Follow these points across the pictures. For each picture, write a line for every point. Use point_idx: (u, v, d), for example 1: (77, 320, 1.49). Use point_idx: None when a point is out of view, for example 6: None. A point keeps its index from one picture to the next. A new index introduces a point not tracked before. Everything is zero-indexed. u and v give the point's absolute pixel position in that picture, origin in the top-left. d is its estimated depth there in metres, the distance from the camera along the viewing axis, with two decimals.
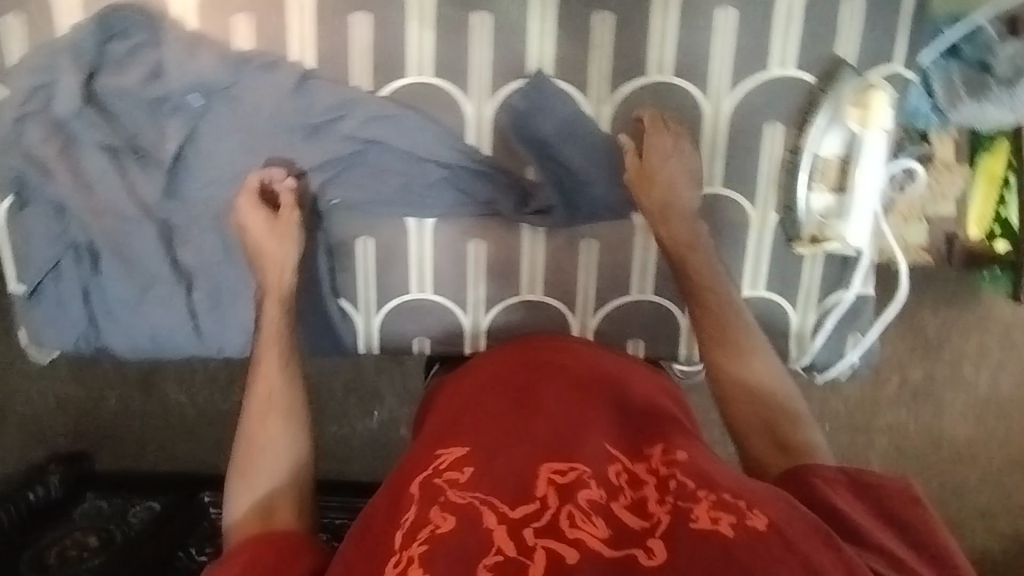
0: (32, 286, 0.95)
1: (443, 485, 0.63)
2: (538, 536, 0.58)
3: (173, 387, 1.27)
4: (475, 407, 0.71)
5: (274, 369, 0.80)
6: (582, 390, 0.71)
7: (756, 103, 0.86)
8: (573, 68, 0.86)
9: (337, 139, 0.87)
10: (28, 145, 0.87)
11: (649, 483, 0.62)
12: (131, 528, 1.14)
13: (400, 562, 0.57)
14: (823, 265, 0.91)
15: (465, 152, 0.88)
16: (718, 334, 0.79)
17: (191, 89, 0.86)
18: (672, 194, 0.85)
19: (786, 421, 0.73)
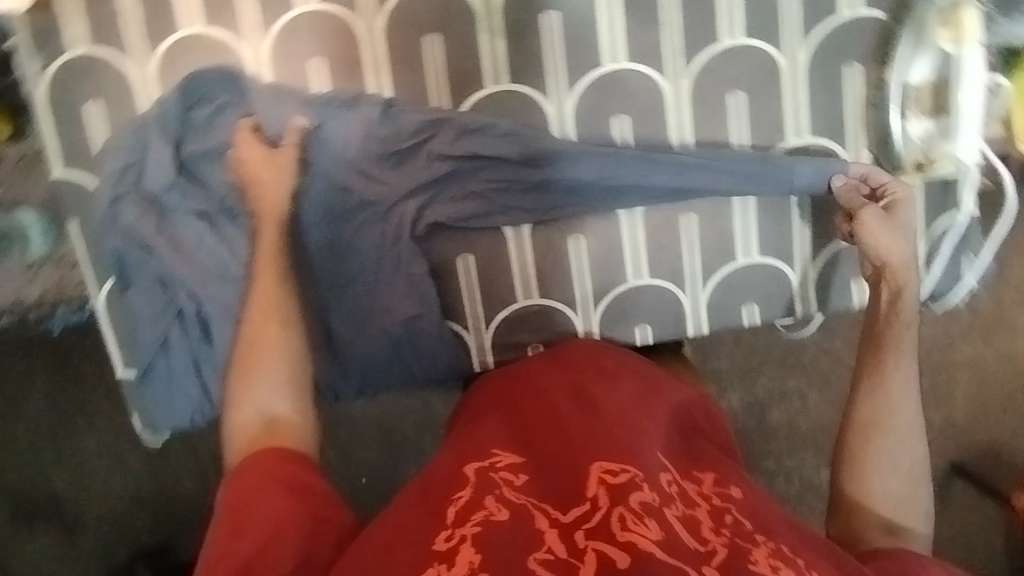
0: (143, 368, 0.94)
1: (500, 481, 0.65)
2: (588, 538, 0.58)
3: None
4: (536, 413, 0.75)
5: (274, 282, 0.80)
6: (640, 402, 0.76)
7: (833, 47, 0.86)
8: (647, 49, 0.87)
9: (432, 163, 0.89)
10: (125, 225, 0.88)
11: (700, 506, 0.64)
12: None
13: (451, 538, 0.59)
14: (925, 194, 0.90)
15: (556, 146, 0.89)
16: (867, 421, 0.76)
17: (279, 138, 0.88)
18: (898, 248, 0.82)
19: (902, 510, 0.73)
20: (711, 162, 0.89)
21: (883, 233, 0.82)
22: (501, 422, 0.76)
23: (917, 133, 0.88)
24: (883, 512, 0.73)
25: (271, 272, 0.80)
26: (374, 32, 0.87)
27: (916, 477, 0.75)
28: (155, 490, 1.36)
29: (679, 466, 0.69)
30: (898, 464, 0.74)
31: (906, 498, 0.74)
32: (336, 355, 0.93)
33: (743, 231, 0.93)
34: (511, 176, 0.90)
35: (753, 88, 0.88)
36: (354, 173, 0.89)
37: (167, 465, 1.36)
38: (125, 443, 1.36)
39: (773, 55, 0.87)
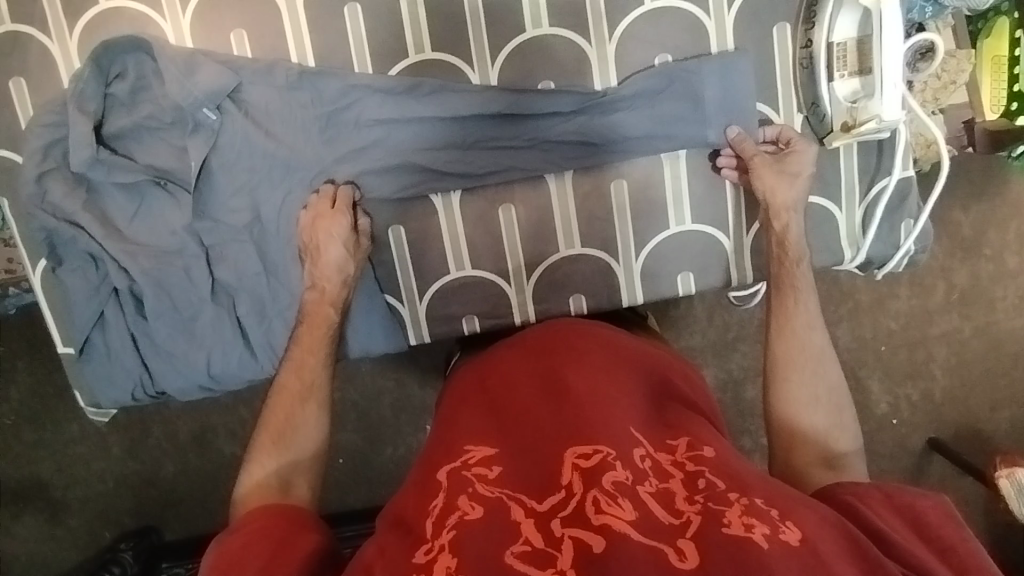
0: (80, 345, 0.95)
1: (472, 478, 0.67)
2: (565, 527, 0.59)
3: (226, 444, 1.39)
4: (506, 399, 0.76)
5: (320, 339, 0.84)
6: (610, 376, 0.76)
7: (759, 7, 0.85)
8: (569, 13, 0.86)
9: (363, 129, 0.89)
10: (51, 203, 0.88)
11: (675, 477, 0.65)
12: None
13: (432, 550, 0.61)
14: (858, 156, 0.90)
15: (485, 92, 0.87)
16: (793, 352, 0.77)
17: (201, 104, 0.85)
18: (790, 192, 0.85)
19: (831, 428, 0.74)
20: (636, 122, 0.88)
21: (785, 189, 0.85)
22: (472, 418, 0.76)
23: (843, 94, 0.84)
24: (815, 435, 0.74)
25: (317, 331, 0.84)
26: (293, 3, 0.87)
27: (841, 404, 0.75)
28: (136, 473, 1.39)
29: (652, 437, 0.69)
30: (820, 381, 0.76)
31: (832, 419, 0.74)
32: (271, 325, 0.95)
33: (674, 198, 0.92)
34: (474, 141, 0.89)
35: (680, 52, 0.87)
36: (275, 137, 0.88)
37: (145, 448, 1.39)
38: (102, 428, 1.38)
39: (699, 17, 0.86)
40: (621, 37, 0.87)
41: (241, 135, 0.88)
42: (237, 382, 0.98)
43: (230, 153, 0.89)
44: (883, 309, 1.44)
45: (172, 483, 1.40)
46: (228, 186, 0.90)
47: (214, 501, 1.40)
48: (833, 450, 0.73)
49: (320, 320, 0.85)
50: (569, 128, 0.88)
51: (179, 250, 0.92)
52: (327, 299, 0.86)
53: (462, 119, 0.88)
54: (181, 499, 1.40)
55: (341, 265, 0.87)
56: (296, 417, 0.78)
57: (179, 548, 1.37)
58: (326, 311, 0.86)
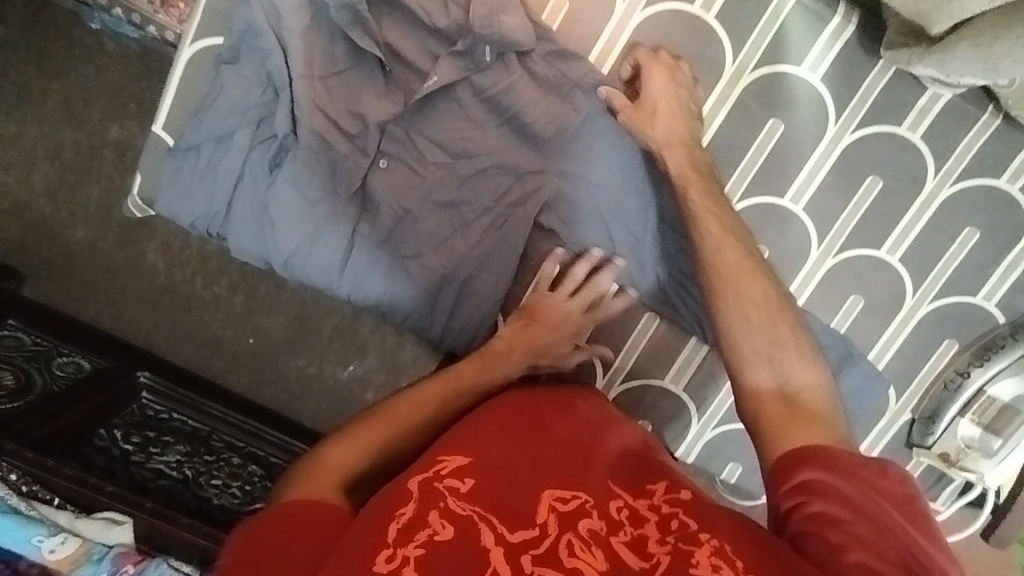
0: (186, 143, 0.83)
1: (444, 492, 0.59)
2: (535, 565, 0.55)
3: (153, 250, 1.19)
4: (480, 421, 0.69)
5: (529, 343, 0.83)
6: (583, 428, 0.71)
7: (949, 319, 0.91)
8: (822, 211, 0.88)
9: (602, 175, 0.85)
10: (279, 4, 0.77)
11: (650, 520, 0.60)
12: (55, 381, 1.03)
13: (392, 559, 0.53)
14: (920, 473, 0.99)
15: None
16: (729, 268, 0.74)
17: (489, 42, 0.79)
18: (729, 239, 0.75)
19: (793, 368, 0.69)
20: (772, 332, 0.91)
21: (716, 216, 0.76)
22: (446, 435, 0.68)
23: (962, 432, 0.94)
24: (766, 377, 0.69)
25: (528, 326, 0.84)
26: (627, 20, 0.83)
27: (795, 320, 0.72)
28: (41, 215, 1.18)
29: (630, 483, 0.65)
30: (762, 298, 0.72)
31: (777, 351, 0.70)
32: (379, 260, 0.86)
33: None
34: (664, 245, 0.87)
35: (873, 306, 0.92)
36: (539, 119, 0.82)
37: (74, 195, 1.18)
38: (46, 149, 1.18)
39: (906, 290, 0.91)
40: (843, 260, 0.90)
41: (505, 89, 0.81)
42: (304, 281, 0.89)
43: (473, 95, 0.82)
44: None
45: (74, 251, 1.19)
46: (445, 122, 0.83)
47: (120, 297, 1.20)
48: (800, 390, 0.68)
49: (492, 369, 0.80)
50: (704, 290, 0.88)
51: (354, 136, 0.83)
52: (503, 362, 0.81)
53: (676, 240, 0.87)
54: (71, 270, 1.19)
55: (547, 349, 0.84)
56: (429, 407, 0.74)
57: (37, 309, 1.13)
58: (552, 321, 0.85)
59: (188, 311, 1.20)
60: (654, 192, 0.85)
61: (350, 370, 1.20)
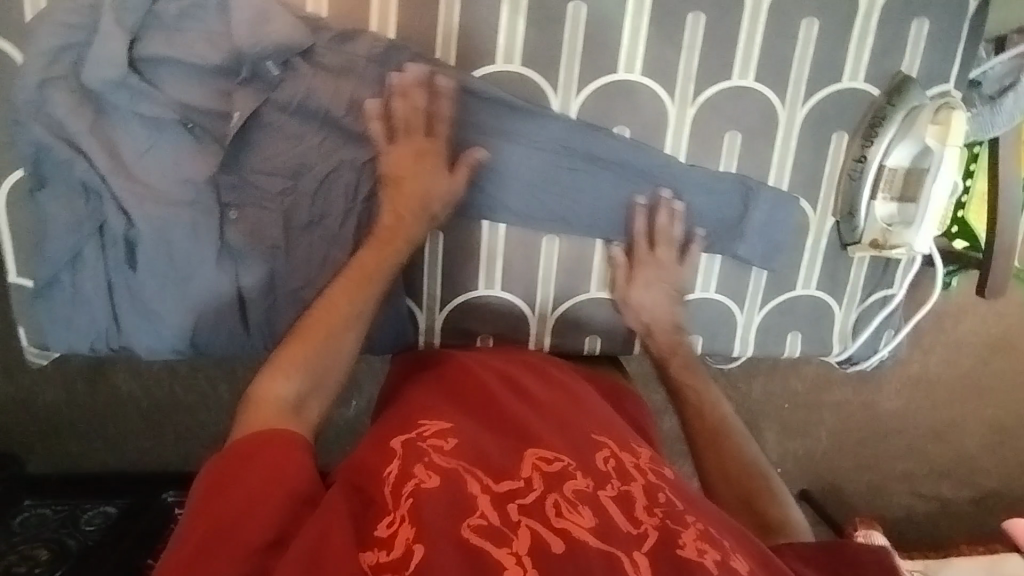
0: (44, 281, 0.82)
1: (428, 449, 0.61)
2: (522, 514, 0.54)
3: (124, 379, 1.21)
4: (462, 392, 0.73)
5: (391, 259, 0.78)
6: (564, 402, 0.74)
7: (826, 113, 0.91)
8: (661, 68, 0.87)
9: (439, 126, 0.83)
10: (53, 114, 0.75)
11: (636, 481, 0.61)
12: (86, 536, 1.06)
13: (392, 523, 0.53)
14: (867, 267, 0.99)
15: (568, 123, 0.86)
16: (655, 318, 0.90)
17: (267, 57, 0.78)
18: (645, 282, 0.90)
19: (710, 400, 0.83)
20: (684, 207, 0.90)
21: (647, 270, 0.90)
22: (430, 401, 0.72)
23: (881, 214, 0.93)
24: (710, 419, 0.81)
25: (402, 202, 0.80)
26: None
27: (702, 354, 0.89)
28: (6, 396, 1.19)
29: (615, 444, 0.67)
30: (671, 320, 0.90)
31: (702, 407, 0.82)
32: (276, 303, 0.87)
33: (705, 267, 0.96)
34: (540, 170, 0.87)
35: (750, 133, 0.90)
36: (351, 105, 0.81)
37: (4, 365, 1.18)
38: None
39: (775, 105, 0.90)
40: (703, 104, 0.89)
41: (305, 96, 0.80)
42: (220, 354, 0.90)
43: (282, 112, 0.81)
44: (788, 372, 1.29)
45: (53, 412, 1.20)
46: (269, 150, 0.82)
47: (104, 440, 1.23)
48: (708, 421, 0.81)
49: (393, 244, 0.78)
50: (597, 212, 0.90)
51: (190, 203, 0.81)
52: (401, 232, 0.79)
53: (544, 158, 0.87)
54: (61, 432, 1.21)
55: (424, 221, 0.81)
56: (342, 302, 0.73)
57: (45, 487, 1.16)
58: (408, 226, 0.80)
59: (182, 415, 1.23)
60: (498, 124, 0.85)
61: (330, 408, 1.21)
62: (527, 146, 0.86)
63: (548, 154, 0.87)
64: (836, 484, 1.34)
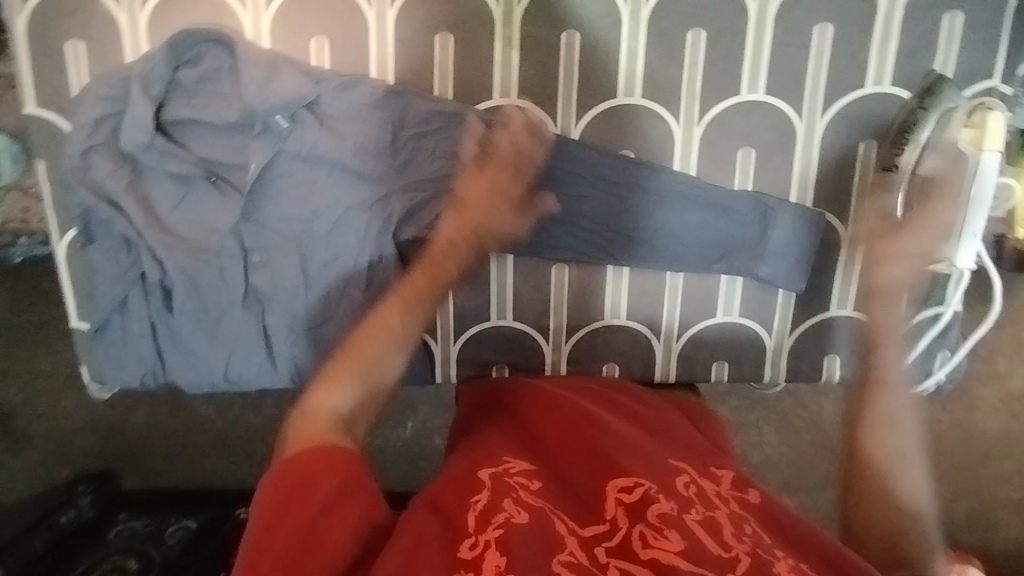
0: (97, 324, 0.92)
1: (516, 485, 0.60)
2: (610, 556, 0.55)
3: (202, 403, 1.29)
4: (542, 417, 0.69)
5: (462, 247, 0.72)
6: (643, 423, 0.71)
7: (849, 121, 0.85)
8: (663, 89, 0.84)
9: (439, 162, 0.86)
10: (95, 177, 0.84)
11: (720, 508, 0.59)
12: (168, 548, 1.15)
13: (475, 546, 0.53)
14: (911, 286, 0.91)
15: (569, 149, 0.86)
16: (875, 287, 0.66)
17: (276, 111, 0.83)
18: (890, 292, 0.65)
19: (885, 431, 0.65)
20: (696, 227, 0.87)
21: (886, 267, 0.66)
22: (507, 427, 0.69)
23: None
24: (874, 443, 0.65)
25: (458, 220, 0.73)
26: (385, 21, 0.83)
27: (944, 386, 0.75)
28: (92, 426, 1.29)
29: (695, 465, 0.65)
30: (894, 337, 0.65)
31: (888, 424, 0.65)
32: (298, 340, 0.92)
33: (726, 290, 0.91)
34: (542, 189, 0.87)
35: (766, 148, 0.86)
36: (356, 149, 0.85)
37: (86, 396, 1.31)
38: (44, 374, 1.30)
39: (791, 117, 0.85)
40: (710, 122, 0.85)
41: (311, 144, 0.85)
42: (252, 388, 0.95)
43: (295, 161, 0.86)
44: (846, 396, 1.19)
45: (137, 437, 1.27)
46: (284, 196, 0.87)
47: (160, 464, 1.28)
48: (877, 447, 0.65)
49: (442, 267, 0.70)
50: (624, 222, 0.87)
51: (217, 250, 0.88)
52: (450, 258, 0.70)
53: (547, 185, 0.87)
54: (141, 455, 1.27)
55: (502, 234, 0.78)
56: (390, 320, 0.66)
57: (142, 500, 1.26)
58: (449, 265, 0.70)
59: (249, 440, 1.29)
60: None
61: None
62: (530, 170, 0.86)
63: (551, 181, 0.87)
64: None
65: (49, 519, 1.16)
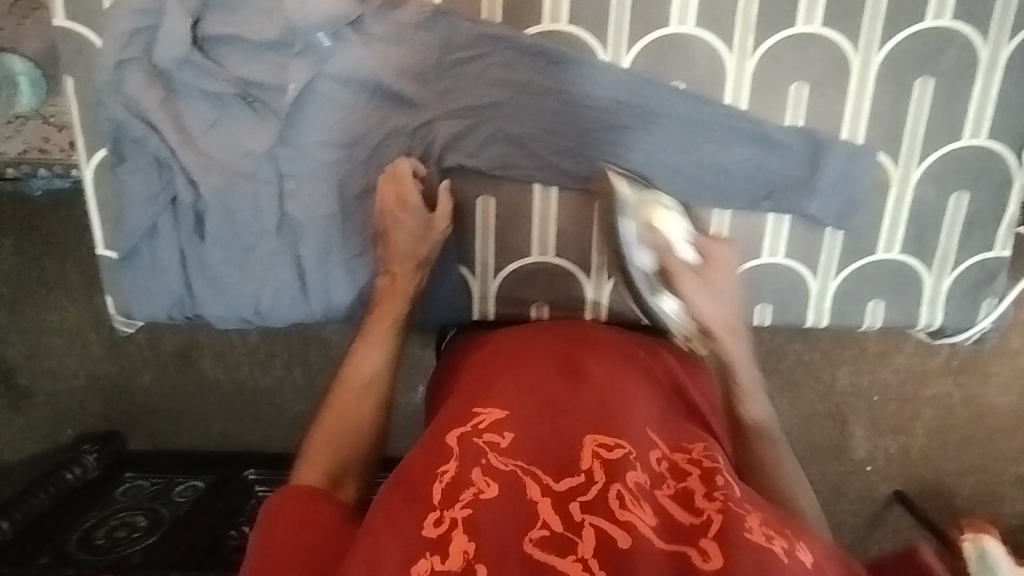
0: (125, 252, 0.89)
1: (485, 447, 0.61)
2: (585, 512, 0.54)
3: (208, 363, 1.27)
4: (517, 376, 0.71)
5: (404, 232, 0.83)
6: (621, 377, 0.72)
7: (907, 57, 0.83)
8: (718, 17, 0.82)
9: (483, 88, 0.83)
10: (128, 93, 0.81)
11: (692, 475, 0.60)
12: (177, 505, 1.13)
13: (441, 522, 0.53)
14: (961, 229, 0.89)
15: (620, 75, 0.83)
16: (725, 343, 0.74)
17: (318, 28, 0.80)
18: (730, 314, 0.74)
19: (749, 395, 0.73)
20: (781, 170, 0.86)
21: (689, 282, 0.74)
22: (484, 390, 0.70)
23: (963, 170, 0.87)
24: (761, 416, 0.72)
25: (387, 317, 0.80)
26: None
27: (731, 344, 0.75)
28: (110, 376, 1.27)
29: (667, 434, 0.66)
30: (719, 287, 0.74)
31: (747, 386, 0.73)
32: (332, 273, 0.90)
33: (773, 231, 0.90)
34: (598, 120, 0.85)
35: (819, 84, 0.84)
36: (399, 73, 0.82)
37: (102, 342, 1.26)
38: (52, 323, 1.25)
39: (846, 51, 0.83)
40: (764, 54, 0.83)
41: (353, 65, 0.82)
42: (282, 322, 0.93)
43: (334, 83, 0.83)
44: (878, 356, 1.18)
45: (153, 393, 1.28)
46: (322, 120, 0.84)
47: (180, 419, 1.29)
48: (741, 388, 0.73)
49: (394, 298, 0.82)
50: (713, 172, 0.86)
51: (252, 175, 0.85)
52: (399, 288, 0.82)
53: (596, 114, 0.85)
54: (165, 411, 1.27)
55: (422, 259, 0.83)
56: (354, 403, 0.74)
57: (148, 460, 1.25)
58: (399, 300, 0.81)
59: (261, 401, 1.29)
60: (551, 80, 0.83)
61: None
62: (580, 99, 0.84)
63: (600, 109, 0.84)
64: (942, 478, 1.22)
65: (55, 476, 1.15)
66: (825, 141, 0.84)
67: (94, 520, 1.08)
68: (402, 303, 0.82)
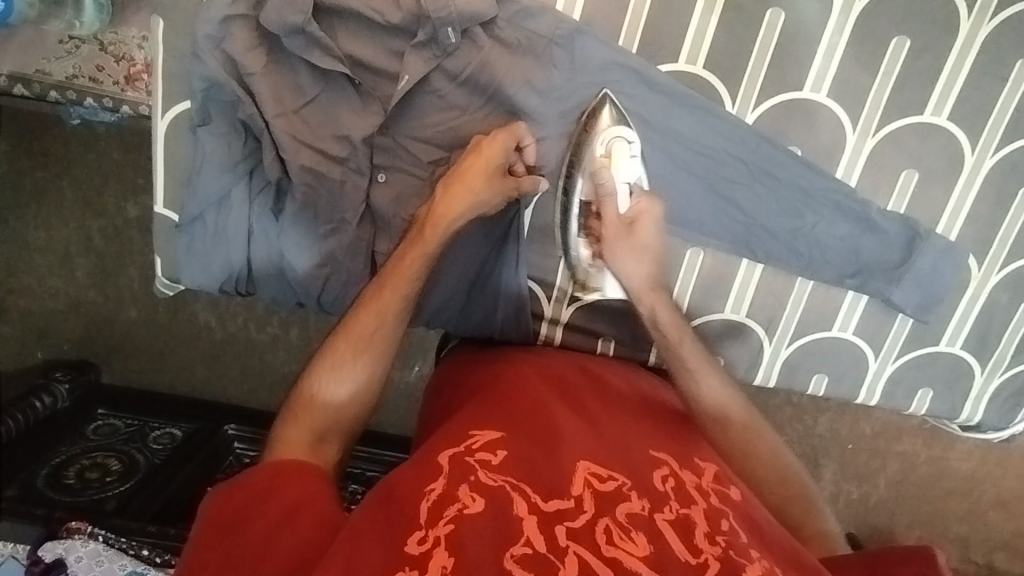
0: (186, 217, 0.81)
1: (476, 464, 0.57)
2: (572, 539, 0.51)
3: (202, 309, 1.18)
4: (513, 394, 0.68)
5: (480, 171, 0.75)
6: (621, 411, 0.69)
7: (1018, 166, 0.83)
8: (850, 92, 0.81)
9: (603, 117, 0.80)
10: (230, 52, 0.74)
11: (696, 505, 0.57)
12: (153, 453, 1.05)
13: (425, 541, 0.50)
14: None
15: (744, 131, 0.80)
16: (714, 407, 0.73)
17: (449, 23, 0.74)
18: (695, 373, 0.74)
19: (741, 449, 0.72)
20: (878, 253, 0.85)
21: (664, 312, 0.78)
22: (480, 405, 0.67)
23: None
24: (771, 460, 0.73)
25: (417, 244, 0.72)
26: None
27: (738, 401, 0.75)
28: (119, 321, 1.19)
29: (675, 459, 0.63)
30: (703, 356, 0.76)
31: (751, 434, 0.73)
32: None
33: (848, 308, 0.91)
34: (713, 173, 0.82)
35: (930, 175, 0.84)
36: (521, 85, 0.78)
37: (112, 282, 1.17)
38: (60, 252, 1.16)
39: (964, 149, 0.83)
40: (885, 136, 0.82)
41: (475, 67, 0.77)
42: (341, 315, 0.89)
43: (450, 82, 0.78)
44: (896, 428, 1.22)
45: (157, 342, 1.20)
46: (428, 117, 0.80)
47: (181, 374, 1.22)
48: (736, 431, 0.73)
49: (434, 227, 0.73)
50: (811, 242, 0.85)
51: (344, 159, 0.80)
52: (445, 215, 0.74)
53: (715, 165, 0.81)
54: (172, 362, 1.21)
55: (480, 202, 0.75)
56: (344, 373, 0.67)
57: (122, 397, 1.14)
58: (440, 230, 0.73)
59: (250, 356, 1.20)
60: (676, 121, 0.80)
61: (417, 371, 1.16)
62: (699, 147, 0.81)
63: (719, 162, 0.81)
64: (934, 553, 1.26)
65: None
66: (928, 231, 0.85)
67: (63, 457, 1.00)
68: (437, 238, 0.73)
